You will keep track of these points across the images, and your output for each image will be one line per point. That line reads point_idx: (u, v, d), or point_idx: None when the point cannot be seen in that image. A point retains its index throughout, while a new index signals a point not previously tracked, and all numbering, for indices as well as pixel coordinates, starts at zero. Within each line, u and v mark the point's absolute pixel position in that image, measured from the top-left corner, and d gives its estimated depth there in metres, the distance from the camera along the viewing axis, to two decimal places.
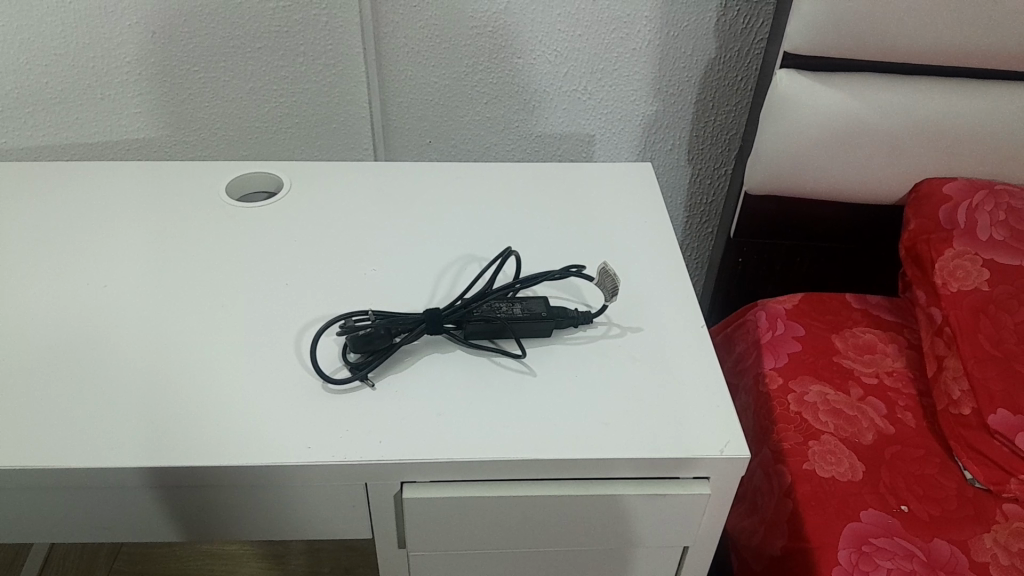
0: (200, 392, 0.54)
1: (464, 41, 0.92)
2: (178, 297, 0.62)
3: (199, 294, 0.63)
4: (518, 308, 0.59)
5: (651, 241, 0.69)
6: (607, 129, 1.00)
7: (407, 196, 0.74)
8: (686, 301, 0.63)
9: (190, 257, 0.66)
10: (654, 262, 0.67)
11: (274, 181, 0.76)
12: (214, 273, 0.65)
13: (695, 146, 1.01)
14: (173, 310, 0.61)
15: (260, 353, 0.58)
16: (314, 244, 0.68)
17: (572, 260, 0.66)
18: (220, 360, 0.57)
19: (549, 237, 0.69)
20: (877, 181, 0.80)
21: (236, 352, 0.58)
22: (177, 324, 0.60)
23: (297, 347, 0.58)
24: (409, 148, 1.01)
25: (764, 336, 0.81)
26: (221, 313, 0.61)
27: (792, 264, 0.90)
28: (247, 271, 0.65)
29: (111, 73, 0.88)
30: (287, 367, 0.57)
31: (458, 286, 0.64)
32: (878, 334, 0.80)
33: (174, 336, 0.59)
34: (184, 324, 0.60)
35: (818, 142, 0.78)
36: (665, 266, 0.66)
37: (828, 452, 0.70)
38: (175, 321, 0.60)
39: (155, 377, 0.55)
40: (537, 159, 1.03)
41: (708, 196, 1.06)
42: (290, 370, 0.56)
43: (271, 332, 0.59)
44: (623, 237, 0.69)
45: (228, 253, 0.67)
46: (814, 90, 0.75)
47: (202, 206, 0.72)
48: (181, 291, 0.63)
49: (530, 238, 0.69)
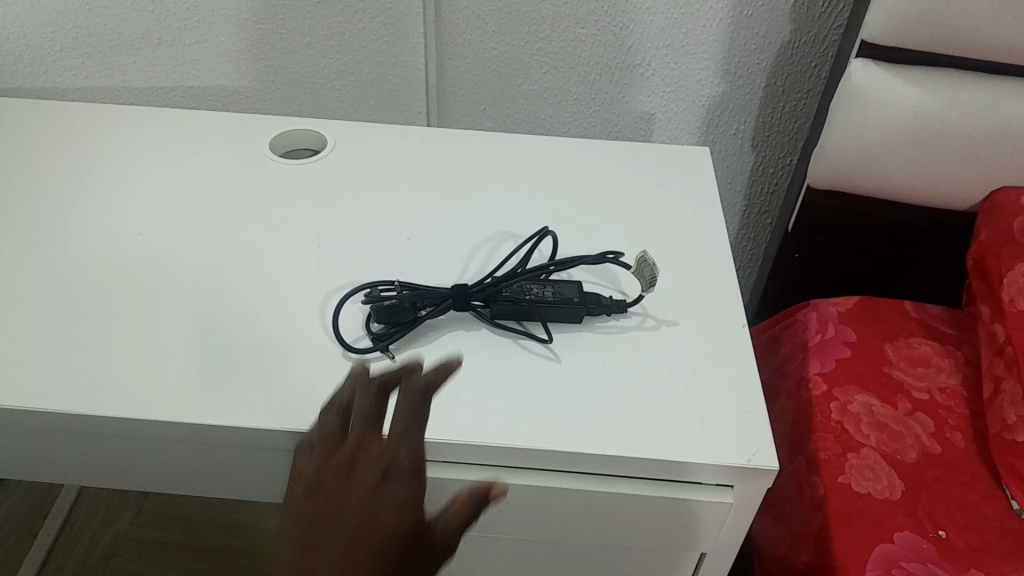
0: (222, 348, 0.54)
1: (528, 7, 0.90)
2: (209, 251, 0.62)
3: (233, 248, 0.62)
4: (550, 291, 0.57)
5: (696, 230, 0.65)
6: (668, 108, 0.97)
7: (449, 165, 0.72)
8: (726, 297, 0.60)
9: (226, 212, 0.66)
10: (697, 250, 0.63)
11: (317, 139, 0.75)
12: (246, 229, 0.64)
13: (759, 133, 0.97)
14: (203, 263, 0.61)
15: (284, 315, 0.57)
16: (351, 206, 0.67)
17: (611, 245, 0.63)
18: (243, 319, 0.56)
19: (590, 218, 0.66)
20: (948, 186, 0.75)
21: (259, 312, 0.57)
22: (203, 278, 0.59)
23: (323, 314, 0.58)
24: (463, 113, 1.00)
25: (811, 339, 0.77)
26: (249, 271, 0.60)
27: (850, 266, 0.86)
28: (280, 230, 0.64)
29: (170, 19, 0.87)
30: (308, 331, 0.56)
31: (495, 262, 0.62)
32: (934, 347, 0.76)
33: (202, 289, 0.59)
34: (212, 279, 0.60)
35: (889, 140, 0.73)
36: (708, 256, 0.63)
37: (867, 467, 0.66)
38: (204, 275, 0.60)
39: (180, 330, 0.55)
40: (593, 134, 1.00)
41: (769, 186, 1.01)
42: (311, 335, 0.55)
43: (298, 294, 0.59)
44: (669, 224, 0.66)
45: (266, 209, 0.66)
46: (887, 80, 0.70)
47: (242, 160, 0.71)
48: (214, 245, 0.63)
49: (570, 218, 0.66)
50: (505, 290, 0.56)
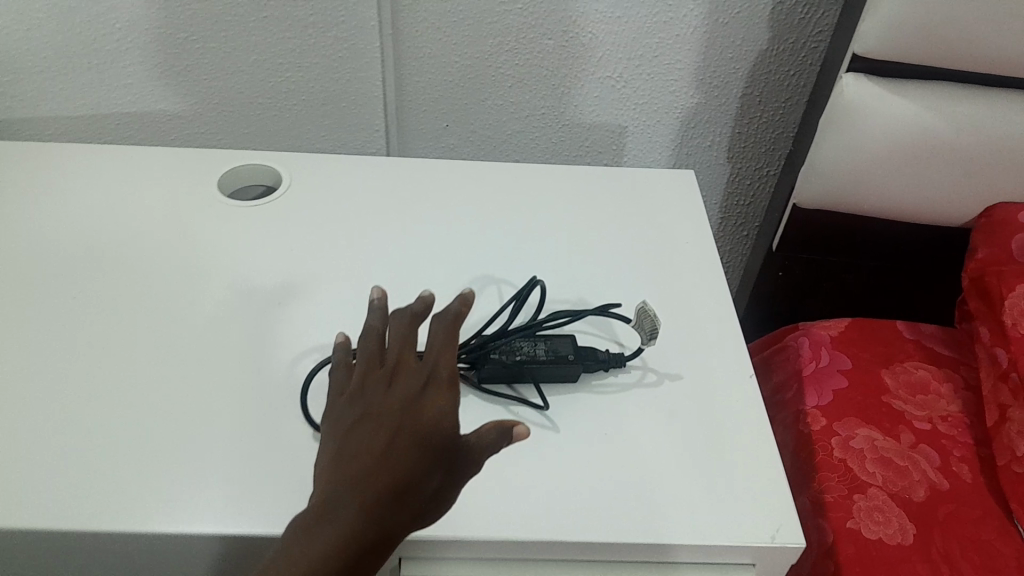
0: (179, 433, 0.48)
1: (492, 18, 0.84)
2: (157, 313, 0.55)
3: (182, 307, 0.56)
4: (541, 348, 0.51)
5: (691, 265, 0.61)
6: (640, 121, 0.92)
7: (419, 198, 0.66)
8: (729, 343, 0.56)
9: (173, 265, 0.59)
10: (694, 290, 0.59)
11: (271, 174, 0.68)
12: (198, 284, 0.58)
13: (736, 144, 0.92)
14: (150, 330, 0.54)
15: (246, 391, 0.51)
16: (313, 252, 0.61)
17: (602, 288, 0.58)
18: (200, 397, 0.50)
19: (577, 255, 0.61)
20: (942, 204, 0.72)
21: (218, 387, 0.51)
22: (151, 348, 0.53)
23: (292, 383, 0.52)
24: (424, 130, 0.94)
25: (806, 367, 0.74)
26: (203, 336, 0.54)
27: (839, 283, 0.82)
28: (236, 284, 0.58)
29: (100, 40, 0.79)
30: (274, 409, 0.50)
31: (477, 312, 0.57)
32: (932, 370, 0.73)
33: (151, 362, 0.52)
34: (162, 348, 0.53)
35: (881, 157, 0.69)
36: (706, 296, 0.58)
37: (876, 510, 0.62)
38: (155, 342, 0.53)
39: (131, 412, 0.49)
40: (562, 149, 0.95)
41: (747, 197, 0.97)
42: (278, 414, 0.49)
43: (261, 362, 0.52)
44: (660, 258, 0.61)
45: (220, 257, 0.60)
46: (883, 96, 0.67)
47: (189, 201, 0.64)
48: (162, 306, 0.56)
49: (555, 256, 0.61)
50: (491, 350, 0.51)
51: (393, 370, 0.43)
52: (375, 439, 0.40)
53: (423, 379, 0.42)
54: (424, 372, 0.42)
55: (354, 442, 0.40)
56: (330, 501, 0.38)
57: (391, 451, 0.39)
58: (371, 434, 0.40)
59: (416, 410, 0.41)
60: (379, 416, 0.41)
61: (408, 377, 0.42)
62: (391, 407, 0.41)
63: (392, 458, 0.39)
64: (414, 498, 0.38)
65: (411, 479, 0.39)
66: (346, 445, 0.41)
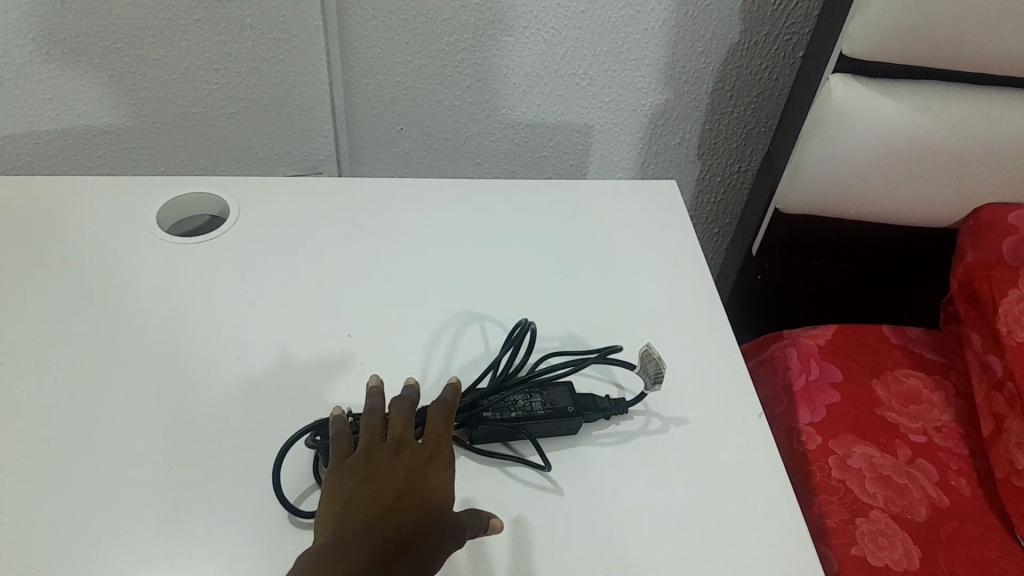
0: (140, 535, 0.42)
1: (445, 15, 0.77)
2: (99, 383, 0.49)
3: (128, 374, 0.50)
4: (535, 402, 0.47)
5: (681, 288, 0.57)
6: (607, 119, 0.87)
7: (385, 222, 0.61)
8: (731, 376, 0.52)
9: (113, 323, 0.52)
10: (687, 317, 0.55)
11: (216, 203, 0.61)
12: (144, 345, 0.51)
13: (706, 140, 0.88)
14: (94, 405, 0.48)
15: (212, 471, 0.45)
16: (272, 294, 0.55)
17: (592, 321, 0.54)
18: (159, 485, 0.45)
19: (561, 283, 0.57)
20: (929, 205, 0.70)
21: (179, 471, 0.45)
22: (97, 428, 0.47)
23: (261, 455, 0.46)
24: (376, 136, 0.87)
25: (796, 381, 0.71)
26: (157, 409, 0.48)
27: (819, 285, 0.80)
28: (187, 341, 0.52)
29: (9, 53, 0.70)
30: (246, 491, 0.45)
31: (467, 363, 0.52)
32: (922, 378, 0.71)
33: (98, 445, 0.46)
34: (110, 427, 0.47)
35: (870, 162, 0.67)
36: (699, 323, 0.55)
37: (879, 534, 0.60)
38: (101, 425, 0.47)
39: (81, 515, 0.43)
40: (525, 150, 0.90)
41: (718, 194, 0.94)
42: (251, 497, 0.44)
43: (225, 434, 0.47)
44: (649, 281, 0.57)
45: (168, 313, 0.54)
46: (870, 98, 0.63)
47: (126, 242, 0.57)
48: (104, 374, 0.49)
49: (538, 285, 0.57)
50: (483, 408, 0.46)
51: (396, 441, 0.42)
52: (372, 501, 0.39)
53: (425, 454, 0.42)
54: (425, 446, 0.42)
55: (348, 501, 0.39)
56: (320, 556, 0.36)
57: (389, 515, 0.38)
58: (369, 496, 0.39)
59: (416, 481, 0.40)
60: (377, 480, 0.40)
61: (411, 449, 0.42)
62: (394, 474, 0.40)
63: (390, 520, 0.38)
64: (415, 554, 0.38)
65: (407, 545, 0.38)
66: (338, 503, 0.39)
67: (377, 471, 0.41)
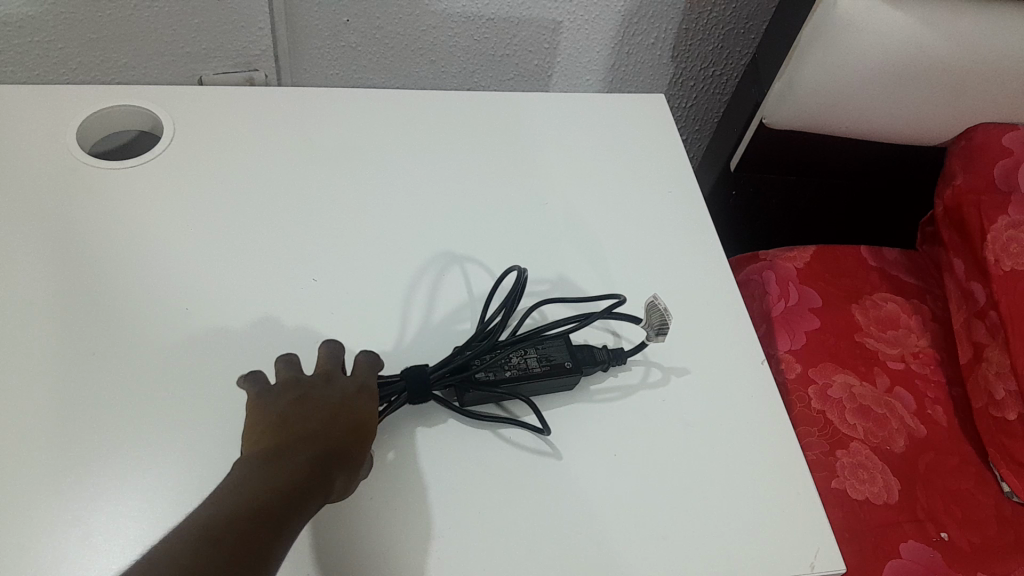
0: (94, 536, 0.37)
1: None
2: (24, 355, 0.42)
3: (58, 342, 0.43)
4: (530, 359, 0.43)
5: (664, 229, 0.54)
6: (577, 16, 0.78)
7: (343, 149, 0.54)
8: (722, 325, 0.50)
9: (34, 280, 0.45)
10: (670, 262, 0.52)
11: (146, 116, 0.54)
12: (72, 305, 0.44)
13: (681, 41, 0.82)
14: (21, 382, 0.41)
15: (171, 454, 0.40)
16: (219, 238, 0.49)
17: (569, 272, 0.51)
18: (110, 477, 0.39)
19: (535, 228, 0.53)
20: (921, 124, 0.67)
21: (131, 456, 0.40)
22: (27, 411, 0.40)
23: (226, 434, 0.41)
24: (319, 31, 0.76)
25: (774, 308, 0.69)
26: (95, 382, 0.42)
27: (795, 203, 0.77)
28: (125, 297, 0.45)
29: None
30: (213, 475, 0.40)
31: (449, 319, 0.48)
32: (900, 303, 0.70)
33: (31, 431, 0.40)
34: (41, 407, 0.41)
35: (870, 77, 0.62)
36: (683, 268, 0.52)
37: (859, 467, 0.60)
38: (36, 407, 0.41)
39: (20, 517, 0.37)
40: (486, 49, 0.81)
41: (688, 99, 0.88)
42: (219, 482, 0.40)
43: (180, 409, 0.42)
44: (630, 223, 0.54)
45: (102, 268, 0.46)
46: (879, 11, 0.58)
47: (40, 175, 0.49)
48: (27, 342, 0.43)
49: (511, 230, 0.53)
50: (475, 366, 0.42)
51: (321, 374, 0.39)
52: (305, 424, 0.35)
53: (355, 382, 0.39)
54: (355, 379, 0.39)
55: (278, 423, 0.35)
56: (257, 473, 0.32)
57: (326, 438, 0.35)
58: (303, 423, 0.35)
59: (350, 406, 0.37)
60: (305, 403, 0.36)
61: (341, 381, 0.39)
62: (325, 399, 0.37)
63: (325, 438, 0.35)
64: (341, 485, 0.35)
65: (338, 467, 0.35)
66: (263, 429, 0.35)
67: (305, 396, 0.37)
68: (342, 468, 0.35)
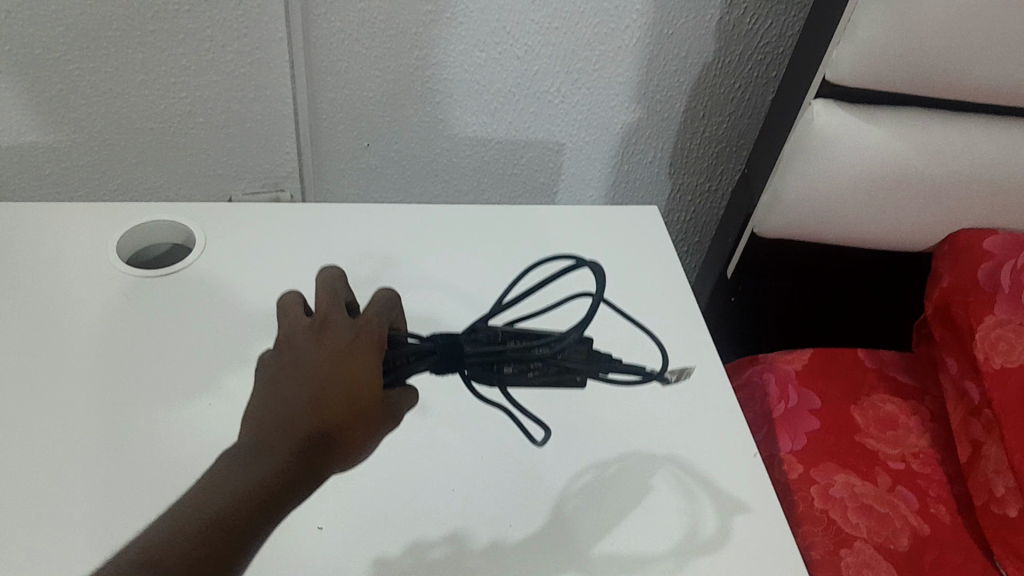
0: None
1: (413, 29, 0.73)
2: (57, 440, 0.46)
3: (88, 429, 0.47)
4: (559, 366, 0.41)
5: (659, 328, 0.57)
6: (579, 137, 0.84)
7: (360, 257, 0.59)
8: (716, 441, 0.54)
9: (72, 372, 0.49)
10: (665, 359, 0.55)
11: (179, 235, 0.59)
12: (105, 395, 0.48)
13: (678, 160, 0.87)
14: (52, 464, 0.45)
15: None
16: (240, 336, 0.52)
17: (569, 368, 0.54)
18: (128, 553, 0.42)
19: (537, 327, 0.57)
20: (905, 231, 0.71)
21: None
22: (57, 492, 0.44)
23: None
24: (340, 154, 0.82)
25: (774, 409, 0.71)
26: (121, 466, 0.45)
27: (792, 308, 0.80)
28: (151, 388, 0.49)
29: None
30: None
31: None
32: (899, 404, 0.71)
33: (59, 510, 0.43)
34: (69, 489, 0.44)
35: (851, 186, 0.66)
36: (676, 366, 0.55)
37: (864, 566, 0.60)
38: (65, 488, 0.44)
39: None
40: (496, 170, 0.87)
41: (687, 214, 0.93)
42: None
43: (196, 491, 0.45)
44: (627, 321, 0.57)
45: (132, 362, 0.50)
46: (853, 126, 0.63)
47: (83, 279, 0.54)
48: (60, 428, 0.46)
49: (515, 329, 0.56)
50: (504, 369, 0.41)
51: (318, 323, 0.38)
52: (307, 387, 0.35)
53: (355, 335, 0.38)
54: (352, 328, 0.38)
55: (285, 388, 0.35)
56: (256, 463, 0.33)
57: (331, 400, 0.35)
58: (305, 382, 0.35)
59: (353, 355, 0.37)
60: (306, 356, 0.36)
61: (341, 329, 0.38)
62: (312, 360, 0.36)
63: (315, 414, 0.34)
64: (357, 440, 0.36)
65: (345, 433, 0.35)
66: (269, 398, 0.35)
67: (305, 350, 0.37)
68: (341, 436, 0.35)
